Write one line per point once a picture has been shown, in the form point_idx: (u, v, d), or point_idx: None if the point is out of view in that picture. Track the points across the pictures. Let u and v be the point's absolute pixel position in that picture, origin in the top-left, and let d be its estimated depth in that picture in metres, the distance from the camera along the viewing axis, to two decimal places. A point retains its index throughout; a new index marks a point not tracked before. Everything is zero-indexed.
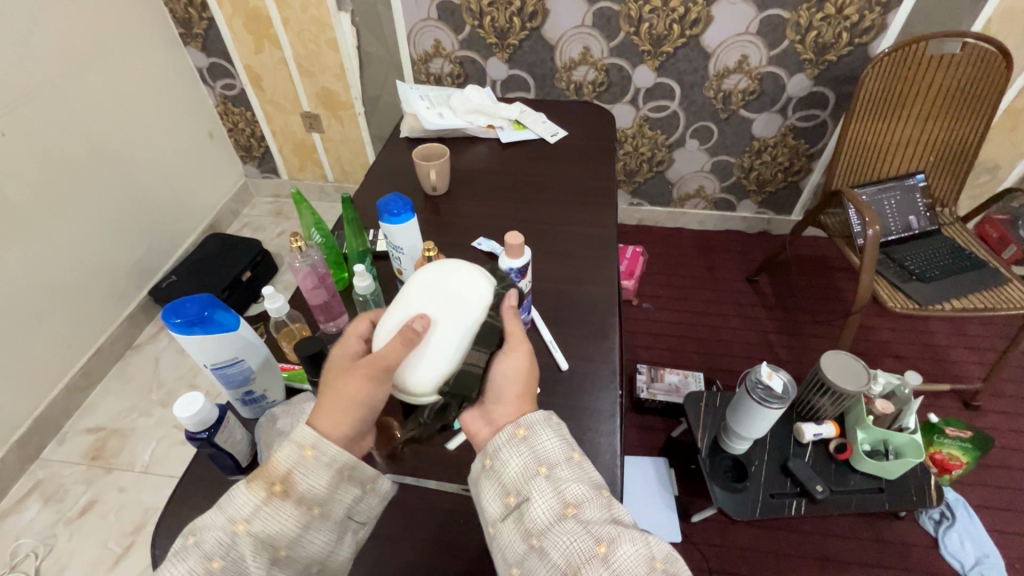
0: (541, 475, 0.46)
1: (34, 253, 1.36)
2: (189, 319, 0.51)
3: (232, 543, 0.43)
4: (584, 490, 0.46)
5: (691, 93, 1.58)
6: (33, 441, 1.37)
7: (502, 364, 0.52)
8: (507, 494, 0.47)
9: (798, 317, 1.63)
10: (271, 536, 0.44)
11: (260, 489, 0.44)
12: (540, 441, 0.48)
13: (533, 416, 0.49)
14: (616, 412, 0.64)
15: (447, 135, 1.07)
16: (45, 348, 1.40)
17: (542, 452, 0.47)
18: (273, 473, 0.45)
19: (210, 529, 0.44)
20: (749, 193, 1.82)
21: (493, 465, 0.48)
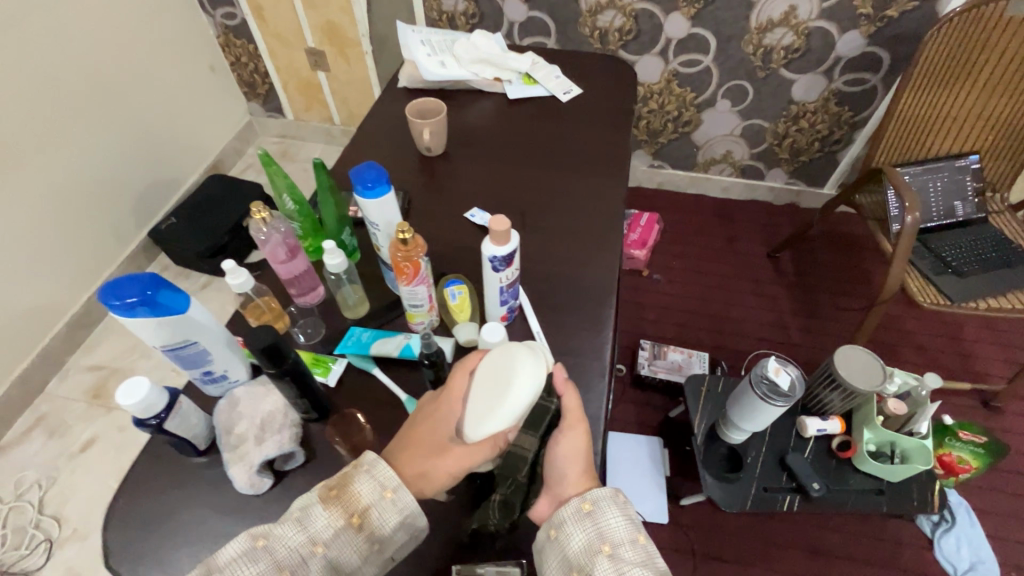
0: (604, 551, 0.49)
1: (30, 189, 1.32)
2: (126, 302, 0.45)
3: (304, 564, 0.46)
4: (646, 573, 0.47)
5: (727, 47, 1.43)
6: (37, 376, 1.39)
7: (562, 446, 0.54)
8: (570, 566, 0.50)
9: (817, 298, 1.54)
10: (338, 560, 0.47)
11: (340, 518, 0.47)
12: (606, 519, 0.51)
13: (599, 491, 0.52)
14: (601, 417, 0.59)
15: (449, 87, 0.97)
16: (44, 286, 1.39)
17: (606, 529, 0.50)
18: (355, 504, 0.48)
19: (284, 543, 0.46)
20: (781, 161, 1.69)
21: (556, 536, 0.51)
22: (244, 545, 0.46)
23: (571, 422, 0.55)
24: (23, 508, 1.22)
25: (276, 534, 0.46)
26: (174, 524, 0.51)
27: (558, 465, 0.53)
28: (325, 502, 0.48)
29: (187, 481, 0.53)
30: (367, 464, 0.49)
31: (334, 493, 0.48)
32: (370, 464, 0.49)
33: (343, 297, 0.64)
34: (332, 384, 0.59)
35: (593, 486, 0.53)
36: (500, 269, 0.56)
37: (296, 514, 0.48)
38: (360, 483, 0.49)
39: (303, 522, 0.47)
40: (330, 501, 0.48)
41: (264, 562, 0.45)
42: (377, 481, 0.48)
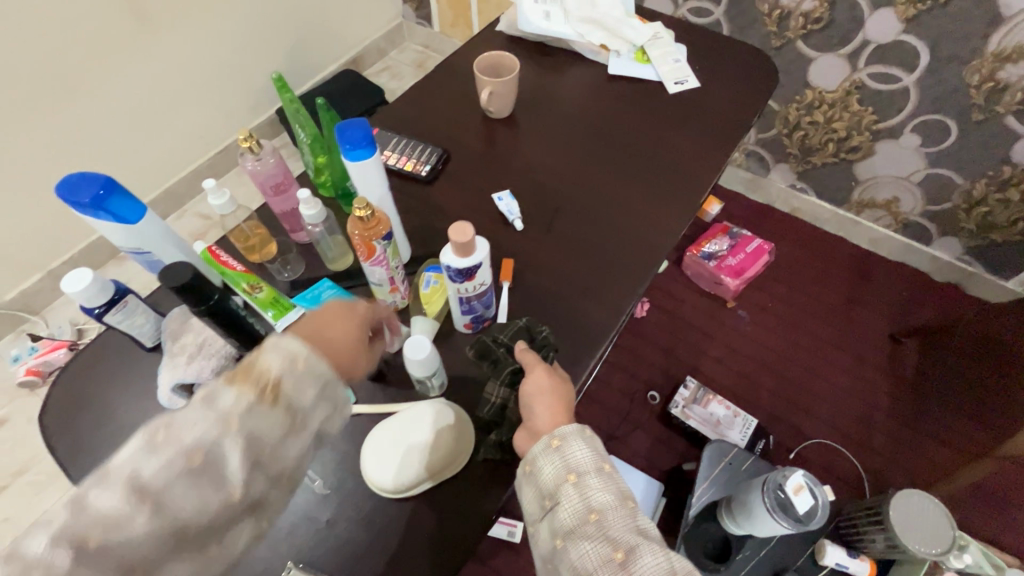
0: (570, 481, 0.44)
1: (189, 44, 1.45)
2: (77, 201, 0.46)
3: (219, 443, 0.38)
4: (610, 499, 0.43)
5: (942, 70, 1.10)
6: (159, 208, 1.61)
7: (524, 387, 0.50)
8: (543, 499, 0.45)
9: (927, 409, 1.25)
10: (259, 435, 0.39)
11: (285, 418, 0.40)
12: (572, 449, 0.46)
13: (568, 425, 0.47)
14: None
15: (549, 42, 0.85)
16: (183, 134, 1.57)
17: (574, 461, 0.45)
18: (296, 404, 0.41)
19: (220, 455, 0.38)
20: (961, 231, 1.32)
21: (528, 472, 0.47)
22: (173, 464, 0.37)
23: (531, 363, 0.52)
24: None
25: (210, 444, 0.38)
26: (100, 404, 0.55)
27: (524, 404, 0.50)
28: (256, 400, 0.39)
29: (129, 369, 0.57)
30: (302, 357, 0.42)
31: (269, 395, 0.40)
32: (285, 368, 0.41)
33: (322, 248, 0.62)
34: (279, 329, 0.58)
35: (563, 421, 0.48)
36: (459, 280, 0.49)
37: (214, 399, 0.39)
38: (297, 385, 0.41)
39: (238, 426, 0.39)
40: (263, 400, 0.40)
41: (203, 480, 0.37)
42: (319, 382, 0.42)
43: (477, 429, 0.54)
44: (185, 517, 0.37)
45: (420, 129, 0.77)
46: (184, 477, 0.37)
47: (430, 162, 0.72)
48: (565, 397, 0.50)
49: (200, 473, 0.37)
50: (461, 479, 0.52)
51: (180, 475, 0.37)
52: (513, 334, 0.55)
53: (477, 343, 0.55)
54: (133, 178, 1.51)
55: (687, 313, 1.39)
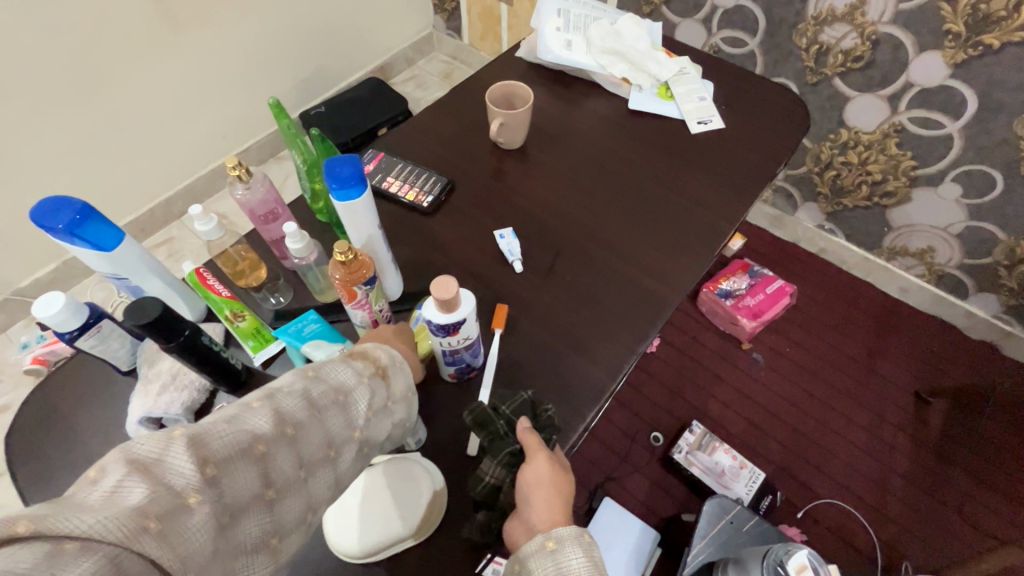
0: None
1: (218, 45, 1.46)
2: (52, 228, 0.44)
3: (310, 423, 0.37)
4: None
5: (989, 120, 1.04)
6: (178, 205, 1.62)
7: (524, 475, 0.45)
8: None
9: (951, 476, 1.17)
10: (336, 428, 0.38)
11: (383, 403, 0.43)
12: (570, 556, 0.42)
13: (567, 527, 0.43)
14: None
15: (570, 71, 0.82)
16: (208, 133, 1.58)
17: (568, 571, 0.41)
18: (396, 395, 0.44)
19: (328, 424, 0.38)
20: (999, 287, 1.25)
21: (518, 573, 0.42)
22: (288, 419, 0.35)
23: (534, 449, 0.46)
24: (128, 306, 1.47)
25: (321, 411, 0.38)
26: (70, 429, 0.54)
27: (521, 495, 0.45)
28: (373, 375, 0.42)
29: (103, 394, 0.55)
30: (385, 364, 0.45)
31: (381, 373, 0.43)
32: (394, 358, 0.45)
33: (311, 280, 0.59)
34: (257, 363, 0.56)
35: (561, 520, 0.44)
36: (442, 335, 0.46)
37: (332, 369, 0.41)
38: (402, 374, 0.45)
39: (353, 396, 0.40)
40: (378, 377, 0.43)
41: (307, 446, 0.36)
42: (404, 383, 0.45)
43: (452, 491, 0.51)
44: (281, 481, 0.34)
45: (427, 156, 0.75)
46: (274, 445, 0.34)
47: (433, 192, 0.69)
48: (565, 493, 0.46)
49: (289, 447, 0.35)
50: (429, 545, 0.49)
51: (289, 437, 0.35)
52: (516, 409, 0.49)
53: (476, 409, 0.48)
54: (156, 174, 1.53)
55: (698, 352, 1.33)
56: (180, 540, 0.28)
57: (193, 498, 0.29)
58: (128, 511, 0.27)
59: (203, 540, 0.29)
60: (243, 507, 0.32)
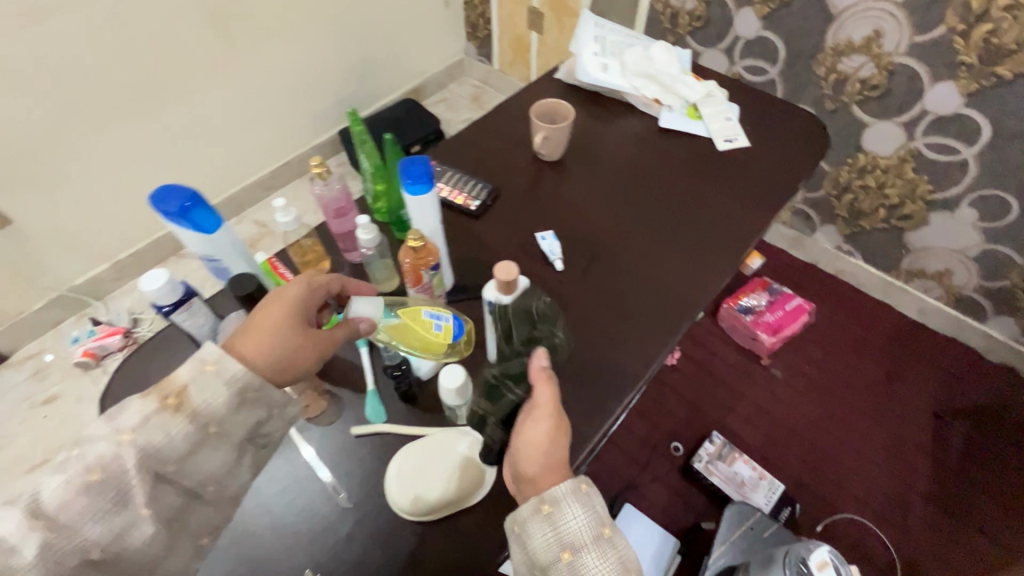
0: (564, 558, 0.44)
1: (268, 64, 1.57)
2: (170, 210, 0.51)
3: (112, 456, 0.42)
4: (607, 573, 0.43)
5: (1004, 147, 1.09)
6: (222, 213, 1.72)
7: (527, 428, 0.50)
8: (534, 566, 0.45)
9: (972, 498, 1.18)
10: (154, 449, 0.44)
11: (189, 423, 0.45)
12: (567, 517, 0.45)
13: (562, 486, 0.47)
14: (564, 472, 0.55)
15: (604, 92, 0.89)
16: (253, 147, 1.68)
17: (567, 533, 0.45)
18: (209, 412, 0.46)
19: (120, 465, 0.43)
20: (1017, 309, 1.27)
21: (519, 534, 0.46)
22: (72, 484, 0.41)
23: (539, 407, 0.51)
24: None
25: (110, 459, 0.42)
26: None
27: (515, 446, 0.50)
28: (162, 408, 0.44)
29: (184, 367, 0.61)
30: (213, 362, 0.47)
31: (174, 401, 0.45)
32: (195, 374, 0.46)
33: (373, 270, 0.65)
34: None
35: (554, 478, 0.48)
36: (498, 315, 0.52)
37: (119, 412, 0.44)
38: (204, 392, 0.46)
39: (136, 436, 0.43)
40: (166, 409, 0.45)
41: (106, 493, 0.42)
42: (232, 387, 0.47)
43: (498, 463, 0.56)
44: (97, 525, 0.41)
45: (473, 166, 0.81)
46: (82, 489, 0.41)
47: (479, 198, 0.76)
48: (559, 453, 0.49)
49: (97, 487, 0.41)
50: (477, 511, 0.54)
51: (91, 482, 0.41)
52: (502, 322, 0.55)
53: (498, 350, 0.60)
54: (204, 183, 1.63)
55: (717, 367, 1.37)
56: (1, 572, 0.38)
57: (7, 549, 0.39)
58: None
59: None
60: (74, 544, 0.41)
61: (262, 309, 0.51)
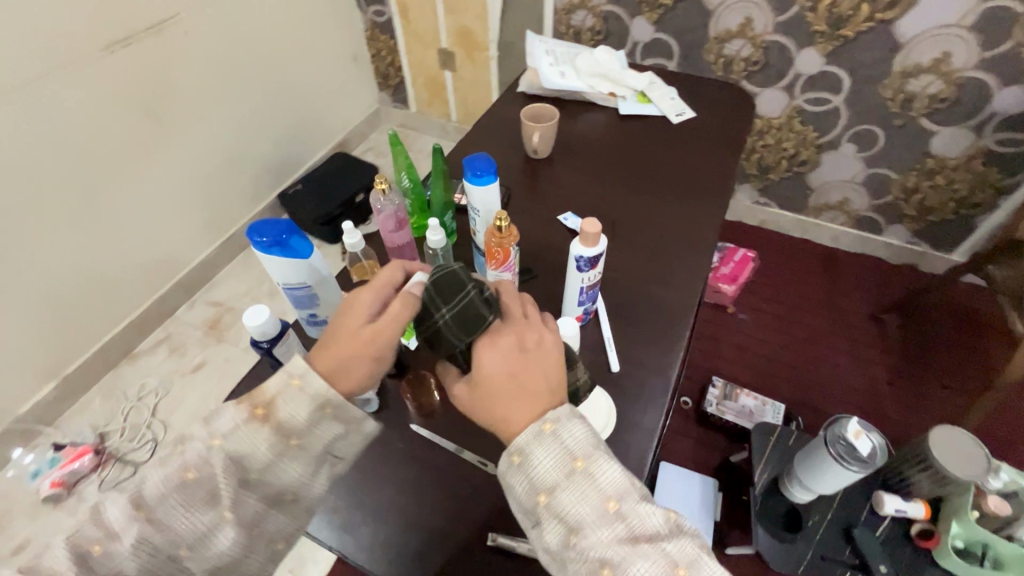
0: (543, 502, 0.45)
1: (194, 141, 1.54)
2: (270, 240, 0.55)
3: (208, 460, 0.46)
4: (621, 483, 0.45)
5: (862, 89, 1.36)
6: (170, 301, 1.62)
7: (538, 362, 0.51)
8: (538, 489, 0.45)
9: (923, 373, 1.40)
10: (244, 456, 0.47)
11: (271, 436, 0.47)
12: (537, 460, 0.46)
13: (563, 408, 0.48)
14: (667, 394, 0.62)
15: (565, 96, 1.02)
16: (192, 227, 1.62)
17: (540, 475, 0.45)
18: (289, 425, 0.48)
19: (211, 468, 0.46)
20: (904, 217, 1.56)
21: (520, 463, 0.46)
22: (171, 479, 0.45)
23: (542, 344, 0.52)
24: (140, 409, 1.43)
25: (204, 460, 0.46)
26: None
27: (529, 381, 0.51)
28: (249, 419, 0.47)
29: None
30: (296, 376, 0.48)
31: (260, 412, 0.47)
32: (279, 388, 0.48)
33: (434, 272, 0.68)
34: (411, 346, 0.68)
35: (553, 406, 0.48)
36: (584, 269, 0.60)
37: (215, 416, 0.48)
38: (286, 406, 0.47)
39: (226, 444, 0.46)
40: (254, 420, 0.47)
41: (198, 493, 0.45)
42: (313, 400, 0.48)
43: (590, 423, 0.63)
44: (185, 520, 0.45)
45: None
46: (179, 489, 0.45)
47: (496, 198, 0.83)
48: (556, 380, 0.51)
49: (190, 488, 0.45)
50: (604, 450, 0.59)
51: (187, 482, 0.45)
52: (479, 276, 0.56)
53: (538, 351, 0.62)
54: (147, 273, 1.54)
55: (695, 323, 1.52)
56: (101, 564, 0.43)
57: (95, 547, 0.43)
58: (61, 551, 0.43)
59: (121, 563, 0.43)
60: (165, 543, 0.44)
61: (336, 318, 0.52)
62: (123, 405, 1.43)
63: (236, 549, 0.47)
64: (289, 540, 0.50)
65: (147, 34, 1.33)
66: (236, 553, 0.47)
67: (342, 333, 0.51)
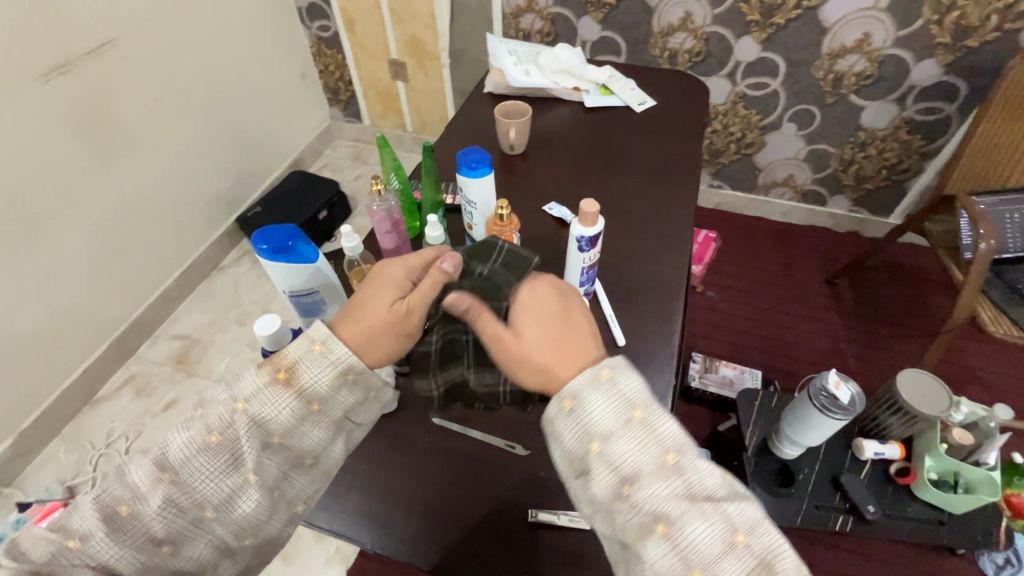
0: (596, 450, 0.43)
1: (143, 169, 1.47)
2: (274, 246, 0.59)
3: (230, 424, 0.47)
4: (680, 436, 0.43)
5: (796, 72, 1.46)
6: (131, 339, 1.54)
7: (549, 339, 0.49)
8: (591, 437, 0.43)
9: (878, 328, 1.51)
10: (265, 420, 0.47)
11: (293, 400, 0.47)
12: (590, 408, 0.44)
13: (618, 358, 0.46)
14: (672, 361, 0.66)
15: (531, 93, 1.05)
16: (148, 259, 1.55)
17: (593, 425, 0.43)
18: (312, 390, 0.48)
19: (233, 432, 0.47)
20: (845, 188, 1.68)
21: (573, 409, 0.44)
22: (194, 442, 0.46)
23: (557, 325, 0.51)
24: (111, 456, 1.35)
25: (225, 423, 0.47)
26: None
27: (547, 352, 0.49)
28: (272, 382, 0.47)
29: None
30: (319, 342, 0.49)
31: (283, 375, 0.47)
32: (302, 352, 0.48)
33: None
34: None
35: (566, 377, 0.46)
36: (585, 249, 0.63)
37: (237, 380, 0.48)
38: (309, 369, 0.48)
39: (248, 407, 0.47)
40: (276, 383, 0.47)
41: (220, 456, 0.46)
42: (337, 365, 0.48)
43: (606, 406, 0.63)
44: (210, 481, 0.46)
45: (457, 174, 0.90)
46: (203, 452, 0.46)
47: None
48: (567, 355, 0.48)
49: (213, 451, 0.46)
50: None
51: (210, 446, 0.46)
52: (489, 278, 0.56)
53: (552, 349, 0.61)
54: (103, 313, 1.46)
55: None
56: (134, 524, 0.46)
57: (124, 508, 0.46)
58: (96, 513, 0.46)
59: (153, 521, 0.46)
60: (190, 504, 0.46)
61: (365, 291, 0.53)
62: (92, 453, 1.35)
63: (259, 513, 0.49)
64: (307, 502, 0.53)
65: (84, 61, 1.27)
66: (259, 516, 0.49)
67: (375, 306, 0.51)
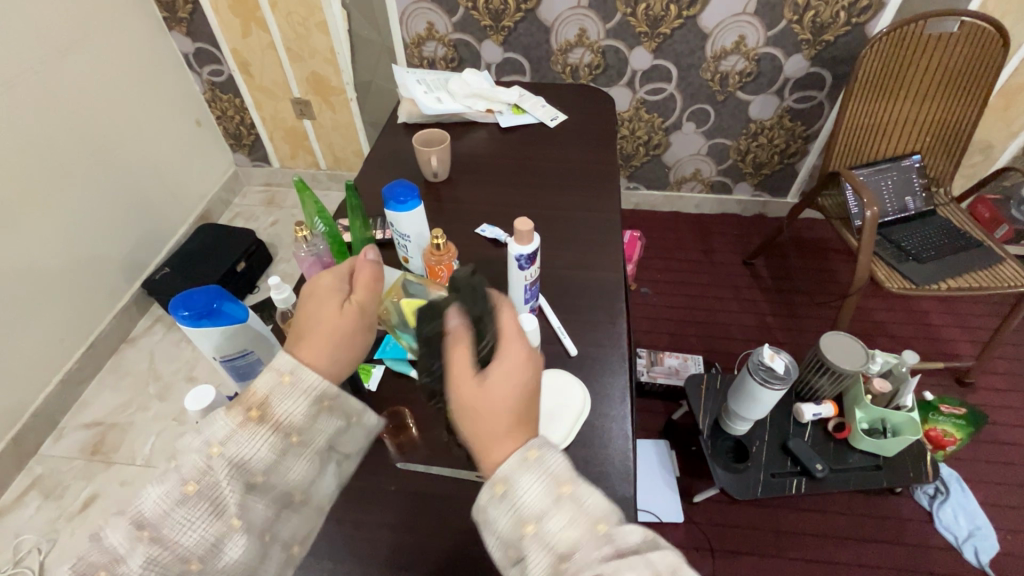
0: (528, 534, 0.38)
1: (23, 246, 1.31)
2: (197, 312, 0.55)
3: (209, 470, 0.44)
4: (605, 504, 0.39)
5: (687, 75, 1.57)
6: (31, 437, 1.36)
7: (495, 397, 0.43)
8: (522, 524, 0.39)
9: (796, 299, 1.64)
10: (246, 460, 0.44)
11: (271, 438, 0.45)
12: (522, 489, 0.39)
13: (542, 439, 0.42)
14: (624, 363, 0.68)
15: (445, 119, 1.05)
16: (39, 344, 1.37)
17: (525, 507, 0.39)
18: (290, 423, 0.46)
19: (212, 477, 0.44)
20: (746, 175, 1.82)
21: (504, 492, 0.40)
22: (171, 494, 0.43)
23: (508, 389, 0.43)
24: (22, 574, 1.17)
25: (203, 471, 0.44)
26: None
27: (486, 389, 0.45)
28: (245, 422, 0.45)
29: None
30: (287, 373, 0.47)
31: (256, 413, 0.45)
32: (271, 386, 0.46)
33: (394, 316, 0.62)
34: (372, 388, 0.70)
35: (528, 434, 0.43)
36: (525, 267, 0.63)
37: (206, 424, 0.45)
38: (283, 402, 0.46)
39: (225, 450, 0.44)
40: (250, 423, 0.45)
41: (201, 505, 0.43)
42: (309, 396, 0.47)
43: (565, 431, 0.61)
44: (193, 532, 0.43)
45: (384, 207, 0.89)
46: (181, 504, 0.43)
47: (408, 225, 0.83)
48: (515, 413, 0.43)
49: (192, 501, 0.43)
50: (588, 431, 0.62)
51: (189, 495, 0.43)
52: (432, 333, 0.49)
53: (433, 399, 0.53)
54: None
55: None
56: None
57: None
58: None
59: None
60: (174, 562, 0.42)
61: (309, 305, 0.52)
62: None
63: (250, 557, 0.45)
64: (302, 541, 0.50)
65: None
66: (250, 560, 0.45)
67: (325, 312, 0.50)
